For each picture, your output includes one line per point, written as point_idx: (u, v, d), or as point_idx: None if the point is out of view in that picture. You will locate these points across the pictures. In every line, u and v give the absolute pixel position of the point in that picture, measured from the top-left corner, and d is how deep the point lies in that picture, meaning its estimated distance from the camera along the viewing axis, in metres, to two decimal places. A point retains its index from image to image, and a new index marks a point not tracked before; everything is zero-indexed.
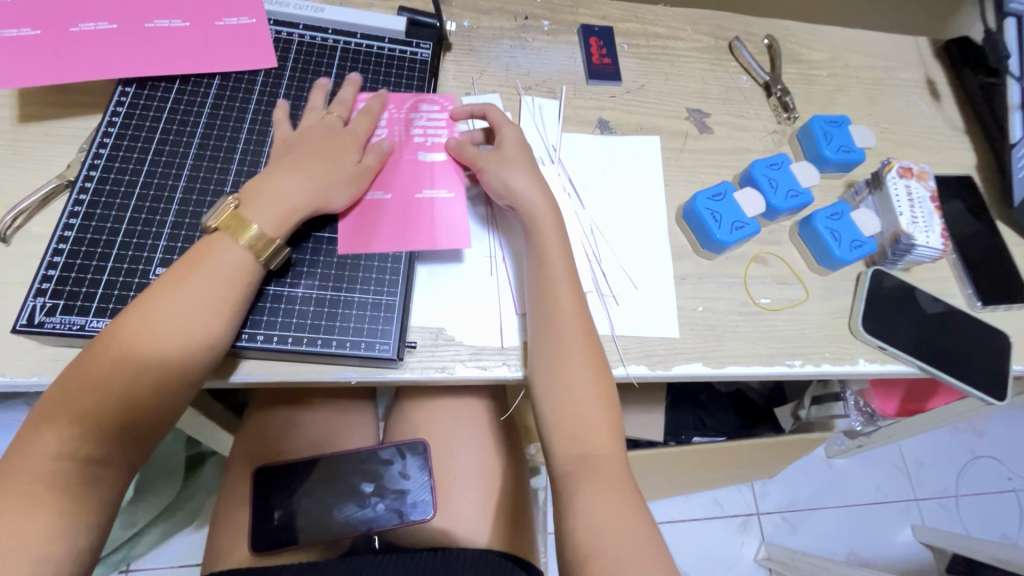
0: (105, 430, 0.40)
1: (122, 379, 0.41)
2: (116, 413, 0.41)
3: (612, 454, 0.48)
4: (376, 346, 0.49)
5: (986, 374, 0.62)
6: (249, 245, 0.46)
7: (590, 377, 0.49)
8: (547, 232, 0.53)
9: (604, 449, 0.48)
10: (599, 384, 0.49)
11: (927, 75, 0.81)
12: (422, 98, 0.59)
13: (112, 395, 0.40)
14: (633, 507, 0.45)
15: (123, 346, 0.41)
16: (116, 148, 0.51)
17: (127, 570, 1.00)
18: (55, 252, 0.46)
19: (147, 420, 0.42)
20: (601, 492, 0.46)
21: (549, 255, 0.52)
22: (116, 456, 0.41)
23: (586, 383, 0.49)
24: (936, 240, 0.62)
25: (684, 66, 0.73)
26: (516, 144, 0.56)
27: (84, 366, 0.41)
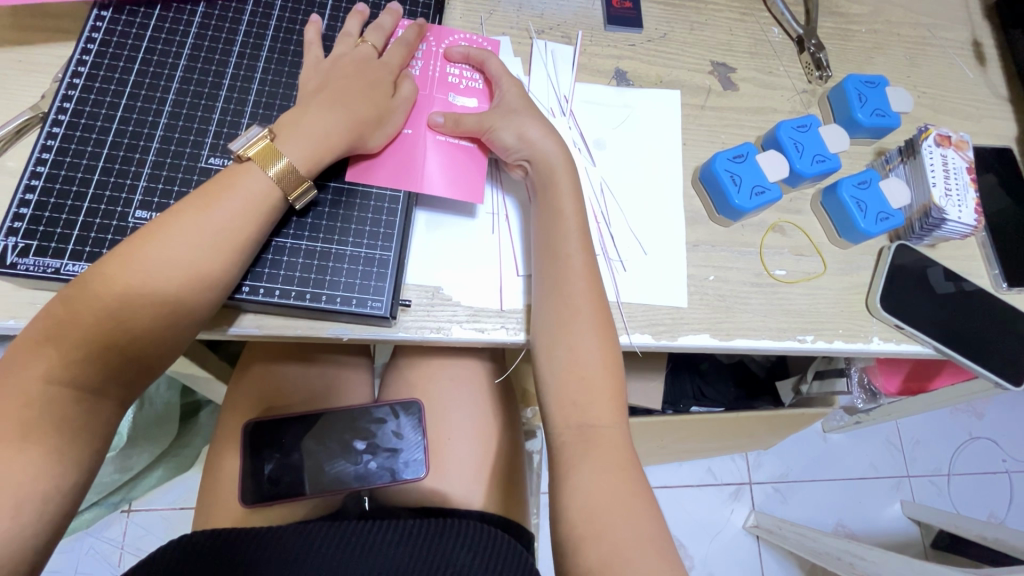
0: (92, 375, 0.38)
1: (113, 318, 0.38)
2: (115, 344, 0.38)
3: (613, 427, 0.46)
4: (368, 303, 0.47)
5: (1004, 358, 0.60)
6: (276, 177, 0.43)
7: (597, 343, 0.47)
8: (561, 185, 0.50)
9: (605, 422, 0.46)
10: (604, 350, 0.47)
11: (974, 36, 0.75)
12: (463, 35, 0.56)
13: (101, 336, 0.38)
14: (632, 483, 0.44)
15: (116, 282, 0.38)
16: (91, 78, 0.47)
17: (129, 510, 1.03)
18: (27, 189, 0.43)
19: (142, 358, 0.40)
20: (601, 463, 0.44)
21: (556, 214, 0.49)
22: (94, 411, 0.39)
23: (592, 350, 0.46)
24: (969, 215, 0.58)
25: (711, 15, 0.67)
26: (517, 95, 0.52)
27: (86, 289, 0.38)
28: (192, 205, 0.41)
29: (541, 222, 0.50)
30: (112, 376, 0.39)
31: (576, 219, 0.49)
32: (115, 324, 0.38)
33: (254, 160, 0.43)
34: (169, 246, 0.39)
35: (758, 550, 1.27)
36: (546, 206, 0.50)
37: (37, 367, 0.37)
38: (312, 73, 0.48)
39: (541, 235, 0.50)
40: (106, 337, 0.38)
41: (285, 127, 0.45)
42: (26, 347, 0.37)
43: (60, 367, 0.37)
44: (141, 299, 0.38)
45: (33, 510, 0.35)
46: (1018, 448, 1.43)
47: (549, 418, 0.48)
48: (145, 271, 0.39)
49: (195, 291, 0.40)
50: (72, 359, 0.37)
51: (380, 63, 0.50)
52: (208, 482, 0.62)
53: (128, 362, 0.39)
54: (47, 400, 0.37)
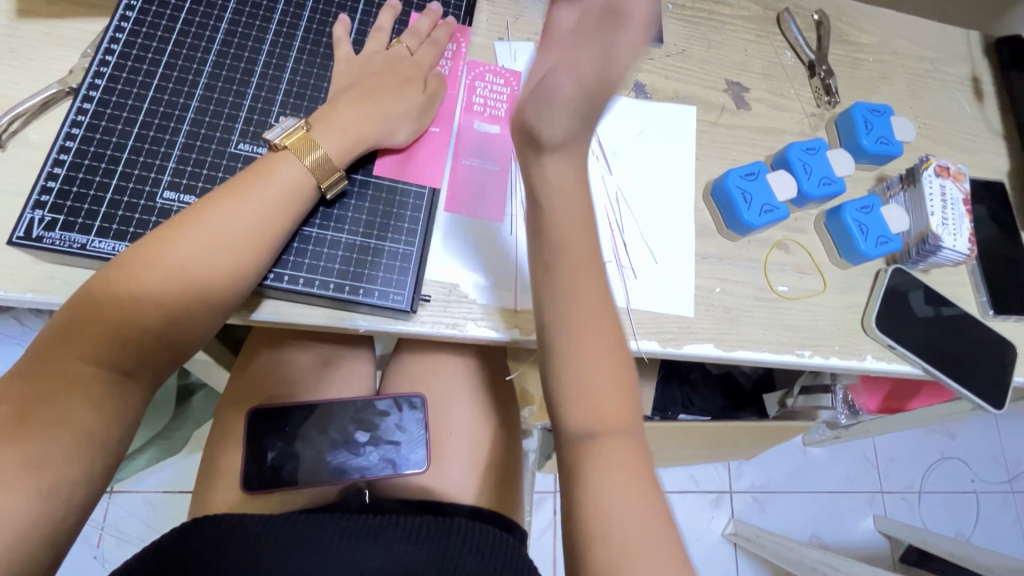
0: (126, 353, 0.38)
1: (149, 299, 0.39)
2: (155, 325, 0.39)
3: (626, 433, 0.41)
4: (390, 296, 0.48)
5: (988, 382, 0.63)
6: (310, 165, 0.44)
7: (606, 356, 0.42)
8: (563, 205, 0.43)
9: (620, 430, 0.41)
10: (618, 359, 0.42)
11: (973, 72, 0.78)
12: (490, 66, 0.58)
13: (135, 316, 0.38)
14: (637, 478, 0.40)
15: (153, 263, 0.39)
16: (124, 56, 0.47)
17: (112, 491, 1.02)
18: (55, 163, 0.43)
19: (179, 339, 0.41)
20: (616, 471, 0.40)
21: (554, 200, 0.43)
22: (113, 389, 0.39)
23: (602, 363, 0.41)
24: (963, 244, 0.61)
25: (728, 34, 0.69)
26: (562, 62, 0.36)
27: (128, 268, 0.39)
28: (228, 193, 0.42)
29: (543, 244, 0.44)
30: (143, 357, 0.39)
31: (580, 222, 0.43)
32: (148, 305, 0.39)
33: (288, 148, 0.44)
34: (206, 231, 0.40)
35: (734, 557, 1.30)
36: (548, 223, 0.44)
37: (75, 347, 0.37)
38: (347, 66, 0.50)
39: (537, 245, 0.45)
40: (139, 318, 0.38)
41: (322, 117, 0.46)
42: (60, 325, 0.38)
43: (94, 346, 0.37)
44: (175, 282, 0.39)
45: (53, 485, 0.36)
46: (986, 469, 1.49)
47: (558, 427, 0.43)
48: (182, 254, 0.39)
49: (227, 278, 0.41)
50: (105, 339, 0.38)
51: (412, 62, 0.52)
52: (210, 467, 0.62)
53: (158, 343, 0.40)
54: (81, 379, 0.37)
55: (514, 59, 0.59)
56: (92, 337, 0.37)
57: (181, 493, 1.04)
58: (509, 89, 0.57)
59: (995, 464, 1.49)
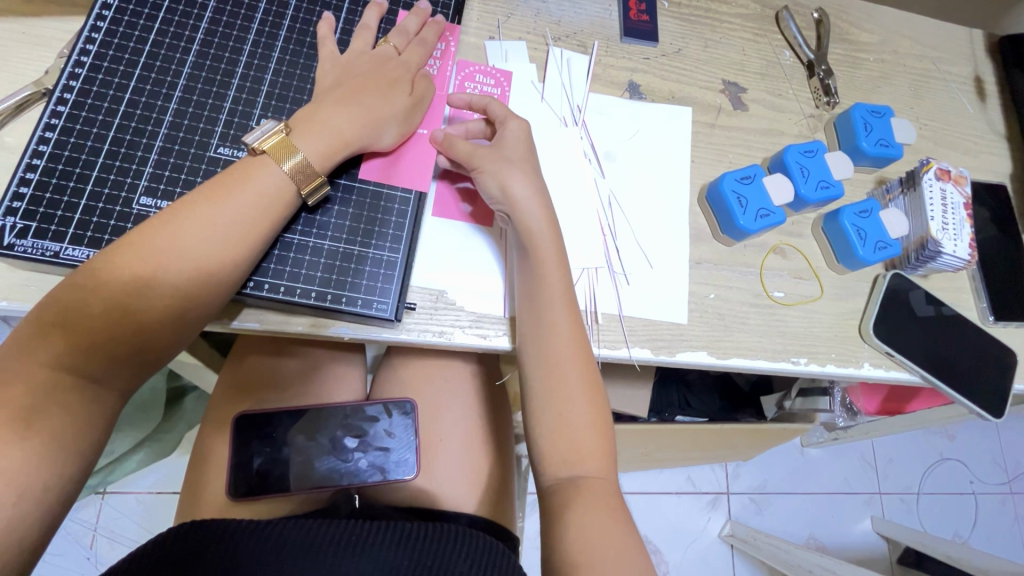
0: (95, 362, 0.37)
1: (122, 304, 0.38)
2: (125, 332, 0.38)
3: (604, 476, 0.45)
4: (373, 305, 0.47)
5: (987, 390, 0.61)
6: (291, 171, 0.43)
7: (586, 411, 0.46)
8: (547, 257, 0.48)
9: (597, 471, 0.45)
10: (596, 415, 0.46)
11: (976, 72, 0.76)
12: (480, 66, 0.57)
13: (107, 321, 0.37)
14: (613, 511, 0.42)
15: (123, 270, 0.38)
16: (100, 56, 0.45)
17: (104, 493, 1.01)
18: (28, 168, 0.42)
19: (152, 350, 0.40)
20: (595, 511, 0.42)
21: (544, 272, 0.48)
22: (84, 401, 0.38)
23: (583, 418, 0.46)
24: (964, 249, 0.60)
25: (725, 33, 0.67)
26: (519, 141, 0.50)
27: (99, 275, 0.38)
28: (205, 195, 0.41)
29: (527, 286, 0.48)
30: (114, 367, 0.38)
31: (564, 293, 0.48)
32: (121, 310, 0.38)
33: (268, 154, 0.43)
34: (182, 235, 0.39)
35: (731, 558, 1.29)
36: (532, 268, 0.48)
37: (44, 353, 0.36)
38: (331, 66, 0.48)
39: (525, 285, 0.48)
40: (111, 324, 0.37)
41: (303, 120, 0.45)
42: (29, 330, 0.37)
43: (65, 352, 0.36)
44: (149, 287, 0.38)
45: (21, 498, 0.35)
46: (985, 470, 1.48)
47: (541, 474, 0.46)
48: (154, 260, 0.38)
49: (204, 283, 0.40)
50: (75, 344, 0.37)
51: (399, 62, 0.50)
52: (196, 473, 0.61)
53: (131, 351, 0.38)
54: (50, 386, 0.36)
55: (506, 60, 0.59)
56: (62, 341, 0.36)
57: (174, 495, 1.03)
58: (500, 90, 0.57)
59: (994, 466, 1.48)
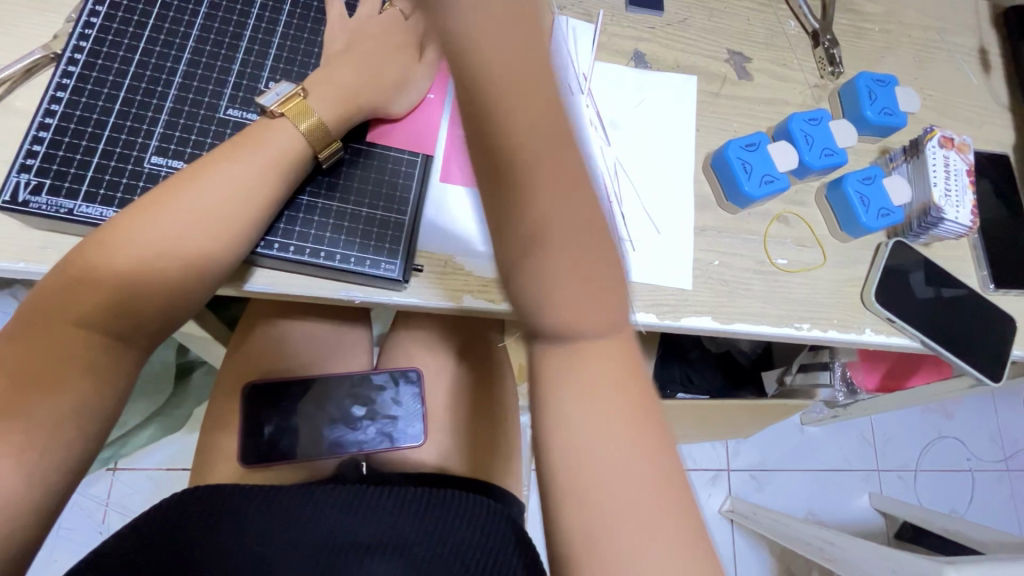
0: (117, 320, 0.38)
1: (142, 265, 0.38)
2: (148, 290, 0.39)
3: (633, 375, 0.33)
4: (382, 266, 0.47)
5: (986, 356, 0.62)
6: (306, 132, 0.44)
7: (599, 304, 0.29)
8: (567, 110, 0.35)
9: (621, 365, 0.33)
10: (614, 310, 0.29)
11: (980, 43, 0.76)
12: None
13: (127, 281, 0.38)
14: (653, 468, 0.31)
15: (142, 229, 0.38)
16: (109, 18, 0.46)
17: (115, 468, 1.03)
18: (41, 127, 0.42)
19: (172, 309, 0.40)
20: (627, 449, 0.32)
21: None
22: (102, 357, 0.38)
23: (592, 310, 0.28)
24: (966, 216, 0.60)
25: (730, 3, 0.67)
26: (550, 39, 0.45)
27: (118, 233, 0.38)
28: (224, 158, 0.41)
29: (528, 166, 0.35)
30: (135, 324, 0.39)
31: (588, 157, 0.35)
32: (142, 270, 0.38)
33: (285, 115, 0.44)
34: (199, 198, 0.40)
35: (731, 533, 1.31)
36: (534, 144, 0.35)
37: (68, 310, 0.37)
38: (339, 31, 0.49)
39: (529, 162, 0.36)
40: (136, 285, 0.38)
41: (316, 84, 0.45)
42: (52, 288, 0.38)
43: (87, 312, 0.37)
44: (167, 248, 0.39)
45: (45, 448, 0.36)
46: (982, 448, 1.50)
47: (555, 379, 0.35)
48: (171, 218, 0.39)
49: (222, 244, 0.41)
50: (97, 304, 0.37)
51: (406, 27, 0.51)
52: (208, 439, 0.62)
53: (152, 309, 0.39)
54: (71, 343, 0.37)
55: None
56: (85, 300, 0.37)
57: (182, 471, 1.05)
58: None
59: (991, 444, 1.50)
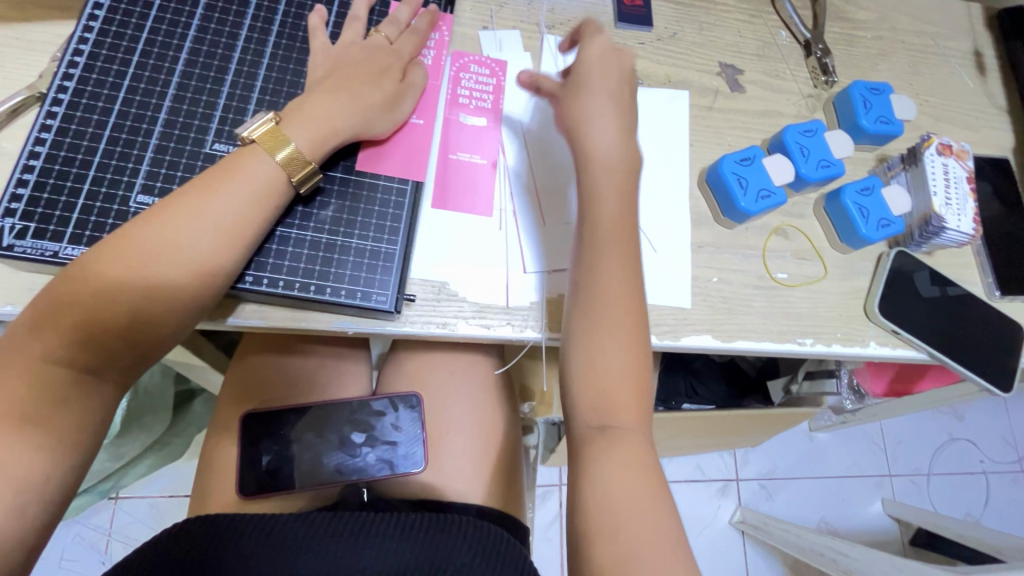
0: (91, 354, 0.38)
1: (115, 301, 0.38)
2: (121, 322, 0.38)
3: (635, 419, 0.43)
4: (372, 297, 0.47)
5: (995, 365, 0.61)
6: (282, 162, 0.43)
7: (628, 371, 0.44)
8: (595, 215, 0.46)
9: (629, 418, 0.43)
10: (633, 365, 0.44)
11: (975, 46, 0.75)
12: (473, 56, 0.57)
13: (97, 316, 0.38)
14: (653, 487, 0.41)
15: (116, 263, 0.38)
16: (94, 56, 0.46)
17: (116, 498, 1.02)
18: (25, 169, 0.42)
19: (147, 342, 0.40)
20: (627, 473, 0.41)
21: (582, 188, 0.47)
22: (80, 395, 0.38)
23: (619, 363, 0.43)
24: (968, 224, 0.59)
25: (720, 15, 0.67)
26: (606, 70, 0.50)
27: (93, 267, 0.38)
28: (200, 189, 0.41)
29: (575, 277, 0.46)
30: (109, 357, 0.39)
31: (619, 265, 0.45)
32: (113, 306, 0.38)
33: (258, 143, 0.43)
34: (175, 231, 0.39)
35: (743, 545, 1.29)
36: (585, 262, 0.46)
37: (41, 345, 0.37)
38: (322, 59, 0.48)
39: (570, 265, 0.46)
40: (109, 318, 0.38)
41: (296, 113, 0.45)
42: (26, 322, 0.37)
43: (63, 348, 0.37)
44: (137, 280, 0.38)
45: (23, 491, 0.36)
46: (996, 450, 1.47)
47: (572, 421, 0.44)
48: (146, 251, 0.39)
49: (196, 276, 0.40)
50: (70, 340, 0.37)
51: (390, 53, 0.50)
52: (204, 471, 0.61)
53: (126, 342, 0.39)
54: (49, 379, 0.37)
55: (500, 49, 0.58)
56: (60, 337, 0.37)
57: (183, 498, 1.04)
58: (497, 79, 0.57)
59: (1004, 445, 1.48)
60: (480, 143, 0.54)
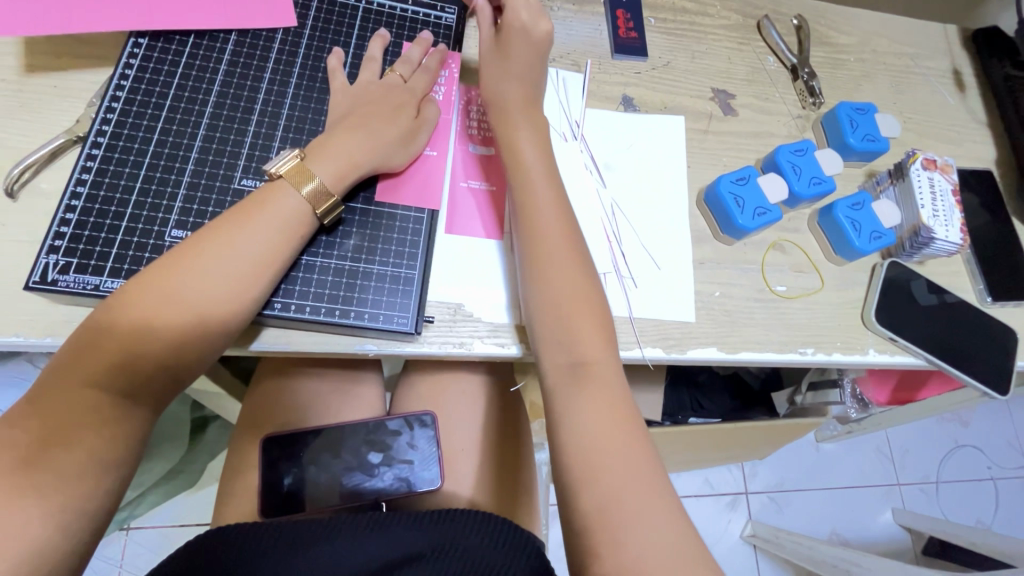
0: (130, 380, 0.40)
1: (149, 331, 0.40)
2: (159, 350, 0.41)
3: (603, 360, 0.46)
4: (394, 319, 0.49)
5: (992, 368, 0.63)
6: (307, 197, 0.46)
7: (589, 316, 0.47)
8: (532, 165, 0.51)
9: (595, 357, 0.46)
10: (586, 292, 0.48)
11: (953, 65, 0.79)
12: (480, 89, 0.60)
13: (136, 344, 0.40)
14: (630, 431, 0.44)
15: (154, 294, 0.40)
16: (129, 101, 0.49)
17: (128, 528, 1.02)
18: (67, 208, 0.45)
19: (182, 368, 0.42)
20: (599, 407, 0.44)
21: (520, 149, 0.52)
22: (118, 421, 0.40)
23: (569, 294, 0.47)
24: (955, 234, 0.62)
25: (710, 44, 0.71)
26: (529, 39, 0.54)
27: (133, 298, 0.40)
28: (232, 223, 0.43)
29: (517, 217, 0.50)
30: (145, 383, 0.41)
31: (552, 197, 0.50)
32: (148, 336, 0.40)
33: (285, 178, 0.46)
34: (209, 264, 0.42)
35: (755, 559, 1.29)
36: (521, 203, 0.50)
37: (81, 370, 0.39)
38: (341, 98, 0.51)
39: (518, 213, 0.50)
40: (148, 346, 0.40)
41: (319, 151, 0.47)
42: (67, 353, 0.40)
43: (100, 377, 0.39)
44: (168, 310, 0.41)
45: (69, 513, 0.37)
46: (1002, 455, 1.48)
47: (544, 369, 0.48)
48: (182, 282, 0.41)
49: (229, 305, 0.42)
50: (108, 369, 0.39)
51: (404, 89, 0.54)
52: (225, 494, 0.63)
53: (161, 368, 0.41)
54: (87, 405, 0.39)
55: None
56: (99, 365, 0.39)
57: (195, 527, 1.04)
58: None
59: (1010, 450, 1.49)
60: (490, 171, 0.57)
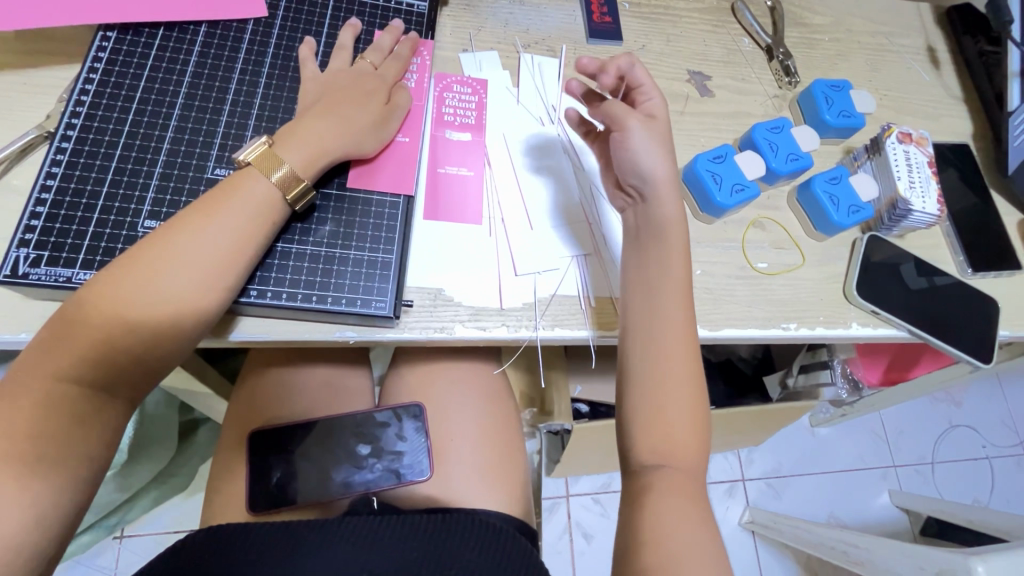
0: (104, 372, 0.40)
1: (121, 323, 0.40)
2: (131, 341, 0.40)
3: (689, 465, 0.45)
4: (372, 304, 0.49)
5: (974, 338, 0.64)
6: (277, 182, 0.45)
7: (686, 409, 0.45)
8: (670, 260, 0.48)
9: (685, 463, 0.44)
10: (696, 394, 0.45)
11: (927, 43, 0.80)
12: (455, 77, 0.60)
13: (107, 335, 0.39)
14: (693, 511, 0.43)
15: (123, 285, 0.40)
16: (98, 94, 0.48)
17: (121, 536, 1.01)
18: (38, 202, 0.44)
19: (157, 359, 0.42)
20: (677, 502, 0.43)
21: (665, 239, 0.49)
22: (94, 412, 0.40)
23: (683, 400, 0.45)
24: (932, 205, 0.62)
25: (685, 27, 0.71)
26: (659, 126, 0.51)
27: (103, 289, 0.40)
28: (200, 212, 0.43)
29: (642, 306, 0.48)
30: (119, 375, 0.41)
31: (684, 305, 0.47)
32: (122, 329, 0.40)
33: (253, 165, 0.45)
34: (178, 253, 0.41)
35: (754, 545, 1.29)
36: (652, 299, 0.47)
37: (52, 363, 0.38)
38: (311, 84, 0.51)
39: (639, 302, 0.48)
40: (120, 338, 0.40)
41: (289, 137, 0.47)
42: (34, 348, 0.39)
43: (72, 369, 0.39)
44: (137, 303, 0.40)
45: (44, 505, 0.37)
46: (996, 434, 1.48)
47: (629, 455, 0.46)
48: (151, 273, 0.41)
49: (202, 293, 0.42)
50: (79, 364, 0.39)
51: (377, 76, 0.54)
52: (212, 492, 0.62)
53: (135, 358, 0.41)
54: (57, 398, 0.38)
55: (480, 69, 0.62)
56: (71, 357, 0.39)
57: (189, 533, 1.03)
58: (478, 97, 0.60)
59: (1004, 428, 1.49)
60: (467, 157, 0.57)
